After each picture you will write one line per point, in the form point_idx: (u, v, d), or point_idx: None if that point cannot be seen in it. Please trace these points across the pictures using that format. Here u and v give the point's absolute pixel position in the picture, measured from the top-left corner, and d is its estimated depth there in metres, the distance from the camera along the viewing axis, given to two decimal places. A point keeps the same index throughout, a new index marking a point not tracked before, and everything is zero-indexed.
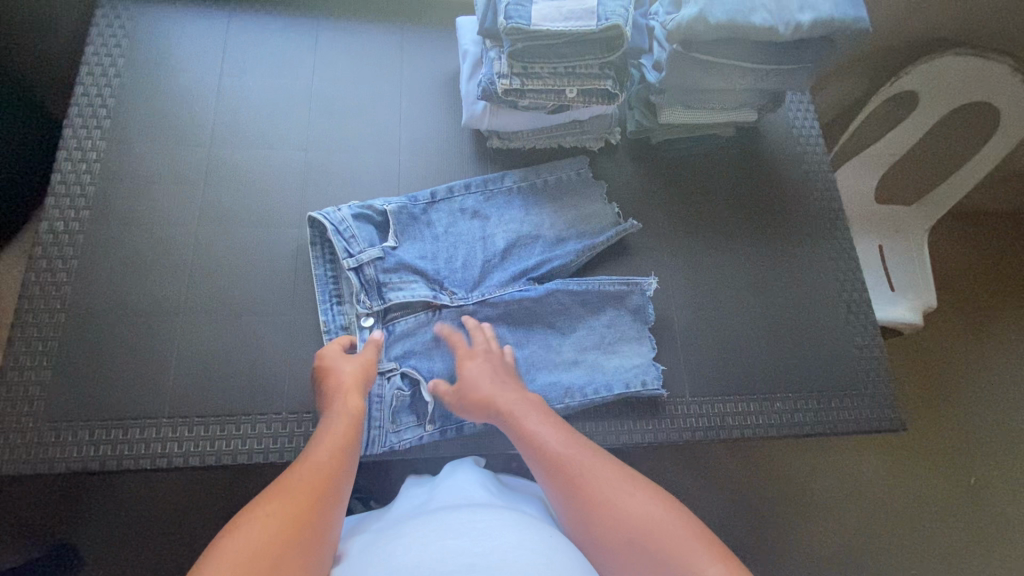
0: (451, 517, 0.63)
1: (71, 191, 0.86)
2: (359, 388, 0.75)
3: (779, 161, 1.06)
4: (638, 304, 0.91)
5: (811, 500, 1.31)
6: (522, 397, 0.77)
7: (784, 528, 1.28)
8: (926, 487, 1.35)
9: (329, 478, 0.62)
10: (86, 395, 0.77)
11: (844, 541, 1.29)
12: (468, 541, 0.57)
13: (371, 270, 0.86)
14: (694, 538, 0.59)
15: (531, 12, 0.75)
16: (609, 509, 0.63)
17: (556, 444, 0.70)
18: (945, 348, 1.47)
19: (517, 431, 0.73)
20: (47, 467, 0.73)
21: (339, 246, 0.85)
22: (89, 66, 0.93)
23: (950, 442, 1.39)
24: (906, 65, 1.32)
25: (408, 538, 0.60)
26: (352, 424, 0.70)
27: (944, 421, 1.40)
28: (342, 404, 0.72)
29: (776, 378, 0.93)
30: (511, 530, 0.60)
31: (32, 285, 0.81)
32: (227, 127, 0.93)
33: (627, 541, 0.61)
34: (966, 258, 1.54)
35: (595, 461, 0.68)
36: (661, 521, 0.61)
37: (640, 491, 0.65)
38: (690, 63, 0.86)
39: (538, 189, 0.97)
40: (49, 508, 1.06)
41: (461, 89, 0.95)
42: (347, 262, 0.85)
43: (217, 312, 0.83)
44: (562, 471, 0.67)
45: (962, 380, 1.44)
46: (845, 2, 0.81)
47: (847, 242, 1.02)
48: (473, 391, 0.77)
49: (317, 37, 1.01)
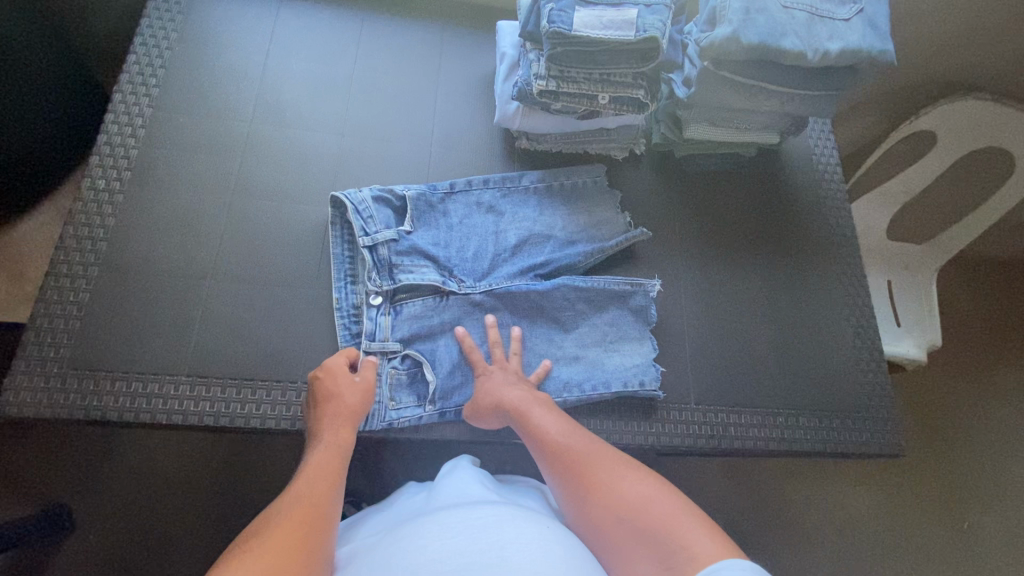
0: (448, 514, 0.63)
1: (115, 153, 0.89)
2: (352, 421, 0.75)
3: (797, 184, 1.08)
4: (640, 305, 0.93)
5: (801, 521, 1.31)
6: (528, 393, 0.80)
7: (774, 550, 1.28)
8: (918, 521, 1.35)
9: (312, 505, 0.62)
10: (111, 347, 0.79)
11: (833, 568, 1.29)
12: (466, 540, 0.58)
13: (385, 250, 0.88)
14: (686, 515, 0.61)
15: (573, 19, 0.78)
16: (607, 494, 0.66)
17: (557, 436, 0.74)
18: (946, 385, 1.48)
19: (521, 424, 0.76)
20: (67, 413, 0.75)
21: (356, 224, 0.87)
22: (143, 37, 0.97)
23: (945, 479, 1.39)
24: (925, 106, 1.35)
25: (408, 540, 0.61)
26: (339, 456, 0.70)
27: (941, 458, 1.41)
28: (334, 432, 0.73)
29: (776, 393, 0.94)
30: (508, 526, 0.61)
31: (70, 237, 0.83)
32: (270, 106, 0.97)
33: (621, 522, 0.63)
34: (969, 299, 1.56)
35: (597, 454, 0.71)
36: (655, 502, 0.64)
37: (635, 476, 0.68)
38: (718, 81, 0.89)
39: (554, 191, 1.00)
40: (53, 462, 1.08)
41: (496, 90, 0.99)
42: (361, 239, 0.87)
43: (243, 279, 0.86)
44: (561, 461, 0.71)
45: (959, 419, 1.45)
46: (873, 35, 0.84)
47: (858, 268, 1.05)
48: (487, 392, 0.80)
49: (360, 29, 1.05)
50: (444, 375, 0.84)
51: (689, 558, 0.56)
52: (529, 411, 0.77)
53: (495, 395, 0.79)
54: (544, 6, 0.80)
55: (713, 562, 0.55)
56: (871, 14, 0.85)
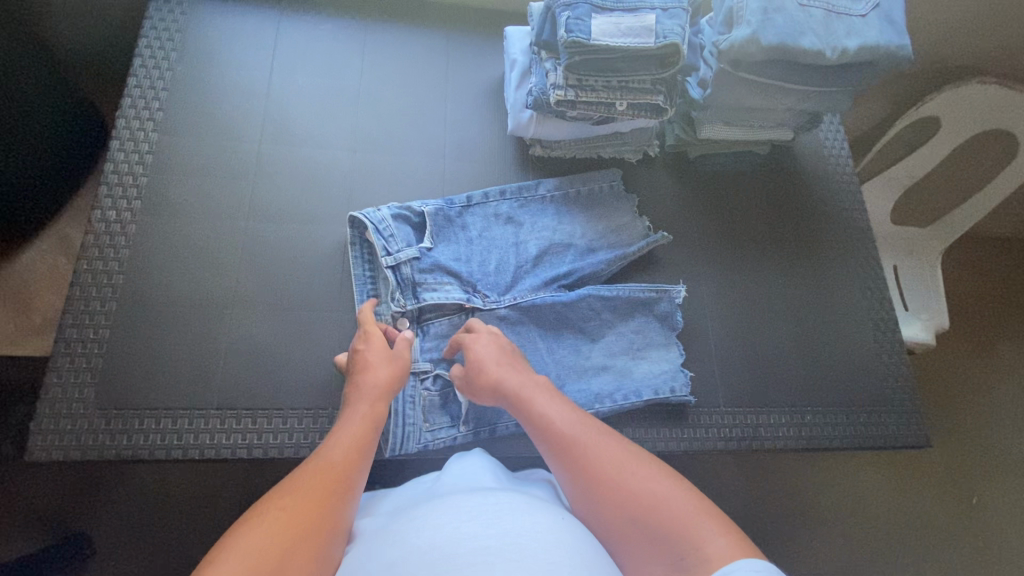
0: (464, 497, 0.61)
1: (123, 181, 0.87)
2: (387, 395, 0.74)
3: (811, 179, 1.08)
4: (666, 312, 0.93)
5: (819, 507, 1.33)
6: (530, 380, 0.76)
7: (795, 536, 1.30)
8: (932, 500, 1.38)
9: (339, 473, 0.62)
10: (136, 384, 0.78)
11: (852, 551, 1.31)
12: (483, 522, 0.56)
13: (408, 269, 0.87)
14: (700, 514, 0.59)
15: (591, 27, 0.77)
16: (615, 491, 0.63)
17: (561, 427, 0.70)
18: (954, 366, 1.50)
19: (523, 411, 0.73)
20: (97, 454, 0.74)
21: (378, 244, 0.86)
22: (142, 58, 0.94)
23: (956, 458, 1.42)
24: (930, 91, 1.35)
25: (422, 518, 0.58)
26: (371, 420, 0.70)
27: (952, 438, 1.43)
28: (366, 401, 0.72)
29: (801, 391, 0.95)
30: (526, 512, 0.58)
31: (85, 273, 0.81)
32: (278, 125, 0.95)
33: (630, 519, 0.61)
34: (974, 281, 1.58)
35: (607, 444, 0.67)
36: (666, 499, 0.61)
37: (644, 471, 0.64)
38: (735, 81, 0.88)
39: (571, 198, 0.99)
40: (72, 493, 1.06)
41: (509, 98, 0.97)
42: (382, 261, 0.86)
43: (265, 306, 0.85)
44: (566, 451, 0.67)
45: (969, 401, 1.47)
46: (890, 30, 0.83)
47: (875, 261, 1.05)
48: (481, 375, 0.77)
49: (365, 40, 1.03)
50: None
51: (701, 560, 0.54)
52: (532, 399, 0.73)
53: (493, 378, 0.76)
54: (560, 14, 0.79)
55: (725, 562, 0.53)
56: (887, 9, 0.85)
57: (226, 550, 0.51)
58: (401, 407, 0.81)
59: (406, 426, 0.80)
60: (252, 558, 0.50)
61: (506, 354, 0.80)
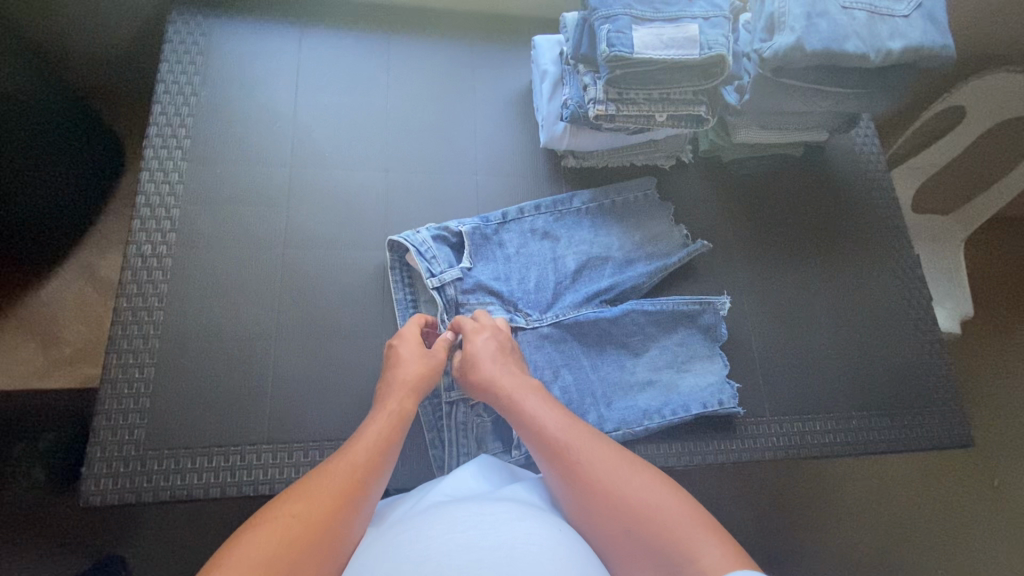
0: (460, 508, 0.58)
1: (156, 213, 0.85)
2: (416, 391, 0.74)
3: (844, 178, 1.07)
4: (710, 323, 0.93)
5: (861, 504, 1.30)
6: (522, 382, 0.75)
7: (840, 535, 1.26)
8: (975, 492, 1.34)
9: (358, 479, 0.62)
10: (185, 422, 0.77)
11: (899, 547, 1.27)
12: (477, 534, 0.53)
13: (452, 290, 0.86)
14: (697, 525, 0.58)
15: (633, 40, 0.75)
16: (609, 497, 0.62)
17: (554, 430, 0.68)
18: (992, 352, 1.45)
19: (515, 414, 0.72)
20: (152, 496, 0.73)
21: (422, 267, 0.85)
22: (166, 84, 0.92)
23: (998, 447, 1.38)
24: (956, 80, 1.33)
25: (414, 530, 0.56)
26: (396, 425, 0.69)
27: (993, 427, 1.39)
28: (394, 399, 0.72)
29: (846, 396, 0.94)
30: (522, 525, 0.56)
31: (124, 310, 0.80)
32: (306, 147, 0.93)
33: (624, 528, 0.60)
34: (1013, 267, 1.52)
35: (600, 449, 0.66)
36: (662, 509, 0.60)
37: (639, 478, 0.63)
38: (775, 87, 0.86)
39: (607, 209, 0.97)
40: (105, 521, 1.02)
41: (541, 110, 0.95)
42: (430, 282, 0.85)
43: (307, 336, 0.84)
44: (559, 456, 0.66)
45: (1008, 389, 1.42)
46: (934, 30, 0.81)
47: (912, 260, 1.04)
48: (476, 372, 0.76)
49: (389, 54, 1.01)
50: None
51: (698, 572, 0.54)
52: (524, 401, 0.72)
53: (488, 378, 0.75)
54: (600, 27, 0.77)
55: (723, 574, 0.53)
56: (929, 8, 0.83)
57: (233, 549, 0.52)
58: (455, 435, 0.83)
59: (460, 453, 0.82)
60: (259, 564, 0.51)
61: (501, 351, 0.79)
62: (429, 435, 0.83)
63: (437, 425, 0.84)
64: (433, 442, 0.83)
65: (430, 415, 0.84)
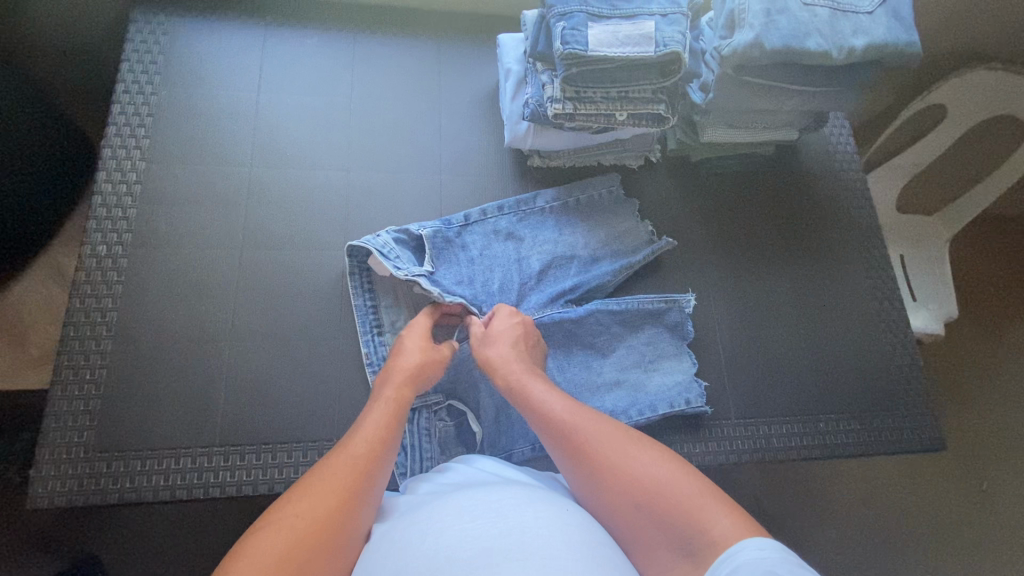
0: (467, 495, 0.57)
1: (113, 214, 0.85)
2: (414, 380, 0.73)
3: (817, 177, 1.06)
4: (676, 321, 0.92)
5: (843, 510, 1.27)
6: (530, 368, 0.75)
7: (821, 542, 1.24)
8: (960, 497, 1.31)
9: (362, 471, 0.59)
10: (135, 425, 0.76)
11: (881, 554, 1.25)
12: (486, 521, 0.52)
13: (423, 282, 0.85)
14: (704, 494, 0.57)
15: (588, 37, 0.75)
16: (617, 477, 0.60)
17: (562, 413, 0.67)
18: (977, 354, 1.43)
19: (523, 400, 0.71)
20: (101, 498, 0.73)
21: (388, 263, 0.84)
22: (125, 83, 0.91)
23: (983, 451, 1.35)
24: (936, 79, 1.32)
25: (424, 521, 0.55)
26: (396, 413, 0.67)
27: (978, 430, 1.37)
28: (392, 389, 0.71)
29: (816, 398, 0.93)
30: (530, 508, 0.55)
31: (77, 311, 0.80)
32: (268, 147, 0.92)
33: (634, 504, 0.59)
34: (1000, 267, 1.50)
35: (606, 429, 0.65)
36: (670, 482, 0.59)
37: (646, 453, 0.62)
38: (739, 85, 0.85)
39: (571, 208, 0.97)
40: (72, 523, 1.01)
41: (504, 109, 0.94)
42: (399, 276, 0.84)
43: (266, 337, 0.83)
44: (568, 441, 0.64)
45: (993, 391, 1.40)
46: (898, 26, 0.80)
47: (885, 260, 1.03)
48: (491, 356, 0.77)
49: (352, 52, 1.00)
50: (490, 423, 0.84)
51: (709, 543, 0.54)
52: (531, 388, 0.71)
53: (502, 361, 0.76)
54: (555, 25, 0.76)
55: (732, 543, 0.53)
56: (894, 4, 0.81)
57: (237, 558, 0.50)
58: (418, 441, 0.81)
59: (424, 457, 0.81)
60: (264, 570, 0.49)
61: (513, 338, 0.79)
62: None
63: None
64: None
65: None
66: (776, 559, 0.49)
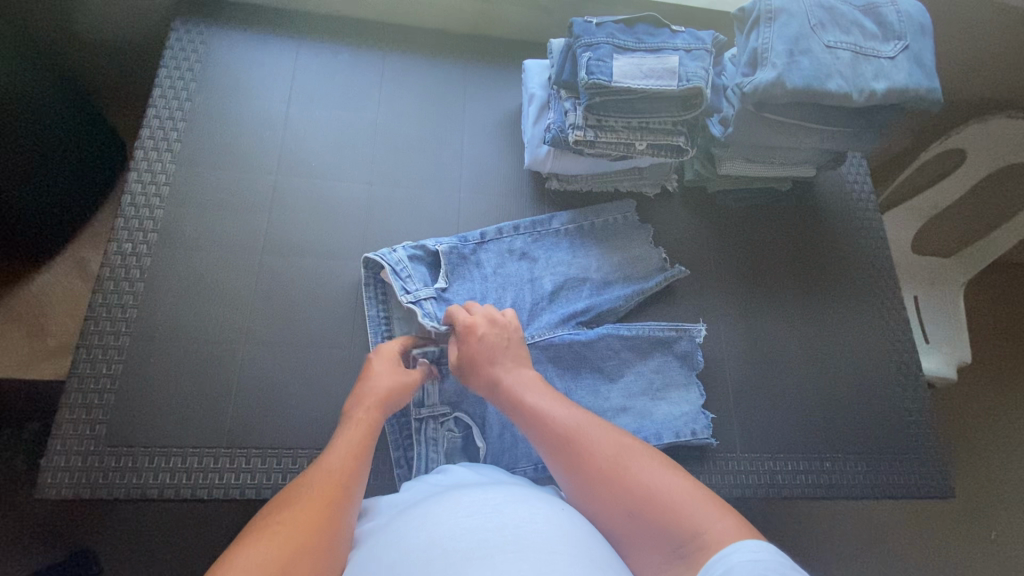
0: (462, 494, 0.58)
1: (140, 213, 0.87)
2: (386, 394, 0.74)
3: (833, 215, 1.07)
4: (686, 350, 0.92)
5: (847, 553, 1.25)
6: (525, 375, 0.75)
7: None
8: (968, 548, 1.28)
9: (340, 481, 0.59)
10: (146, 421, 0.78)
11: None
12: (481, 517, 0.52)
13: (429, 304, 0.86)
14: (698, 500, 0.57)
15: (612, 69, 0.78)
16: (613, 483, 0.61)
17: (558, 420, 0.67)
18: (991, 402, 1.41)
19: (518, 407, 0.71)
20: (106, 492, 0.74)
21: (396, 284, 0.85)
22: (162, 88, 0.95)
23: (993, 502, 1.32)
24: (957, 124, 1.32)
25: (420, 518, 0.55)
26: (369, 429, 0.68)
27: (989, 480, 1.34)
28: (363, 407, 0.71)
29: (823, 436, 0.92)
30: (524, 506, 0.55)
31: (99, 306, 0.82)
32: (293, 156, 0.95)
33: (628, 510, 0.59)
34: (1016, 315, 1.48)
35: (601, 436, 0.65)
36: (664, 489, 0.59)
37: (642, 461, 0.62)
38: (758, 122, 0.86)
39: (586, 231, 0.98)
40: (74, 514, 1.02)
41: (526, 132, 0.96)
42: (404, 298, 0.85)
43: (278, 342, 0.84)
44: (563, 447, 0.65)
45: (1005, 440, 1.38)
46: (919, 72, 0.81)
47: (898, 302, 1.03)
48: (483, 362, 0.76)
49: (381, 69, 1.03)
50: (495, 438, 0.84)
51: (701, 546, 0.53)
52: (526, 395, 0.72)
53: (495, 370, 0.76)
54: (581, 55, 0.79)
55: (725, 547, 0.51)
56: (917, 50, 0.82)
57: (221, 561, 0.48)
58: (424, 450, 0.82)
59: (428, 469, 0.81)
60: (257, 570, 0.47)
61: (511, 342, 0.79)
62: (394, 454, 0.82)
63: (403, 444, 0.83)
64: (398, 462, 0.82)
65: (396, 434, 0.83)
66: (770, 562, 0.48)
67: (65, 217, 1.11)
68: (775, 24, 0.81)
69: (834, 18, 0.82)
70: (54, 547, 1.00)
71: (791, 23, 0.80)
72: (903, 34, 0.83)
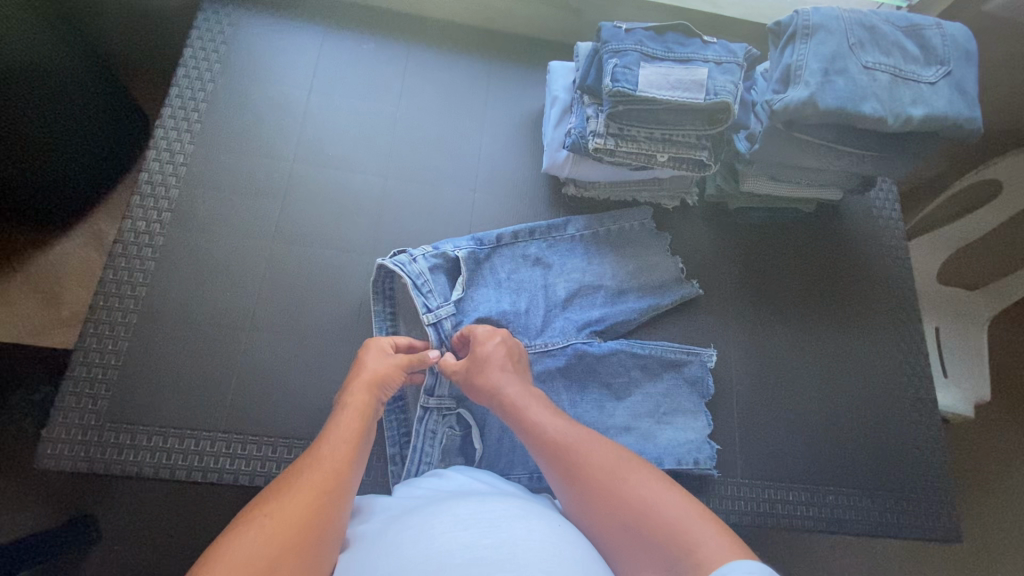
0: (460, 505, 0.57)
1: (156, 191, 0.88)
2: (376, 386, 0.72)
3: (859, 242, 1.03)
4: (695, 375, 0.91)
5: None
6: (525, 389, 0.74)
7: None
8: None
9: (333, 472, 0.58)
10: (146, 400, 0.78)
11: None
12: (478, 532, 0.51)
13: (449, 325, 0.85)
14: (693, 516, 0.56)
15: (638, 78, 0.76)
16: (608, 496, 0.60)
17: (555, 433, 0.66)
18: (1010, 444, 1.35)
19: (517, 420, 0.70)
20: (104, 467, 0.74)
21: (418, 301, 0.84)
22: (186, 69, 0.95)
23: (1003, 547, 1.28)
24: (995, 154, 1.27)
25: (417, 526, 0.53)
26: (362, 418, 0.67)
27: (999, 524, 1.30)
28: (357, 395, 0.70)
29: (830, 471, 0.90)
30: (521, 522, 0.54)
31: (108, 284, 0.82)
32: (310, 145, 0.94)
33: (623, 526, 0.58)
34: None
35: (597, 449, 0.64)
36: (659, 504, 0.57)
37: (635, 475, 0.61)
38: (787, 141, 0.83)
39: (601, 238, 0.96)
40: (78, 483, 1.03)
41: (546, 136, 0.95)
42: (425, 317, 0.84)
43: (284, 331, 0.84)
44: (560, 460, 0.64)
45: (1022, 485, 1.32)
46: (961, 100, 0.77)
47: (920, 336, 0.99)
48: (481, 374, 0.75)
49: (405, 62, 1.02)
50: (493, 441, 0.83)
51: (695, 564, 0.51)
52: (526, 408, 0.70)
53: (495, 382, 0.74)
54: (607, 61, 0.77)
55: (722, 565, 0.50)
56: (960, 78, 0.79)
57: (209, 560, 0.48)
58: (420, 442, 0.81)
59: (423, 461, 0.80)
60: None
61: (512, 358, 0.79)
62: (390, 451, 0.82)
63: (400, 442, 0.82)
64: (393, 458, 0.81)
65: (394, 430, 0.82)
66: None
67: (85, 191, 1.12)
68: (812, 41, 0.78)
69: (875, 39, 0.79)
70: (54, 512, 1.01)
71: (829, 41, 0.78)
72: (946, 60, 0.79)
